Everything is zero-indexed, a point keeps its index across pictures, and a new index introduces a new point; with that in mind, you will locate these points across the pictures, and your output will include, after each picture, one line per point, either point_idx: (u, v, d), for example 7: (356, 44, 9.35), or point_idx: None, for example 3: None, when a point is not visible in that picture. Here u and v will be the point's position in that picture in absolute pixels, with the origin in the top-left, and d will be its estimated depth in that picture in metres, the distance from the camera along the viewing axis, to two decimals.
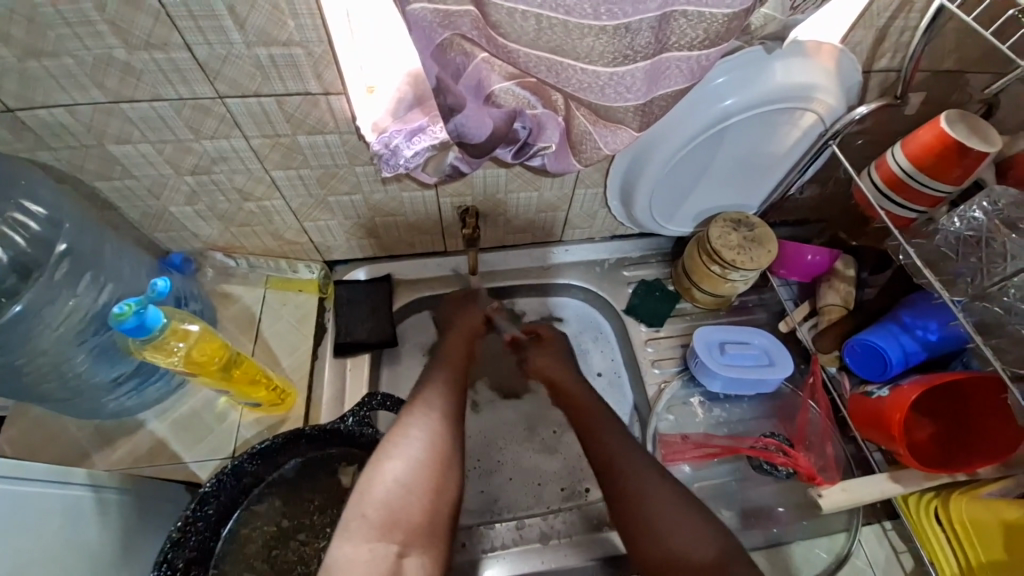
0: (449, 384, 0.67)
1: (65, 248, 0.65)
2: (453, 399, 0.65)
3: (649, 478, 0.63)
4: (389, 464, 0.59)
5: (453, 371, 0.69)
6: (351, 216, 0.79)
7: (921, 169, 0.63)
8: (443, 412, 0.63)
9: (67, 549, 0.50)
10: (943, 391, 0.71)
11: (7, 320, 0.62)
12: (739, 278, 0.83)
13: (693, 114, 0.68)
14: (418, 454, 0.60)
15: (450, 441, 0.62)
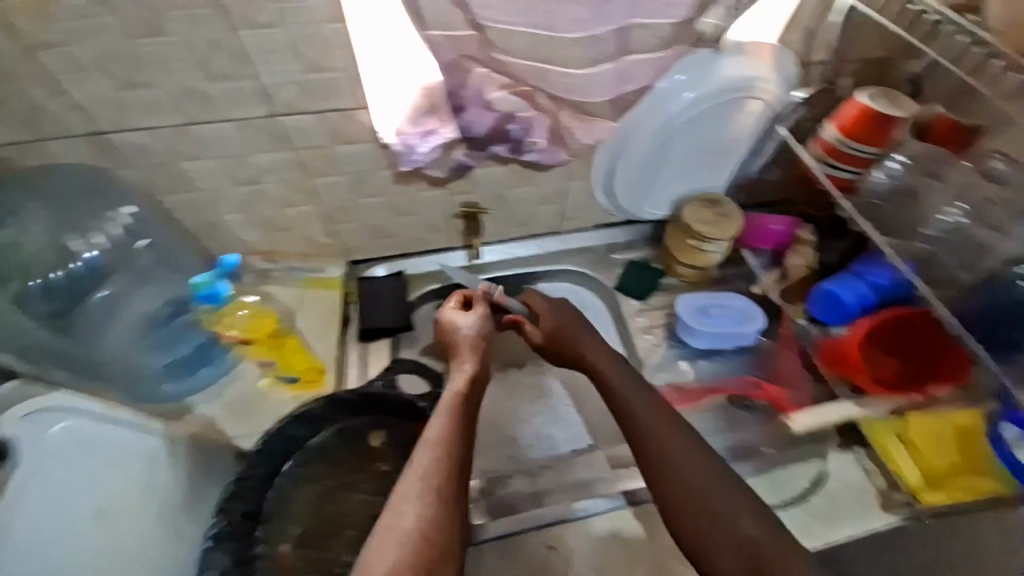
0: (444, 450, 0.60)
1: (147, 242, 0.80)
2: (437, 470, 0.59)
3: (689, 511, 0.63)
4: (381, 550, 0.53)
5: (438, 446, 0.61)
6: (374, 218, 0.91)
7: (851, 137, 0.75)
8: (421, 485, 0.57)
9: (140, 489, 0.66)
10: (897, 329, 0.81)
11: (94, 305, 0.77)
12: (713, 248, 0.97)
13: (658, 108, 0.81)
14: (399, 534, 0.54)
15: (431, 521, 0.55)
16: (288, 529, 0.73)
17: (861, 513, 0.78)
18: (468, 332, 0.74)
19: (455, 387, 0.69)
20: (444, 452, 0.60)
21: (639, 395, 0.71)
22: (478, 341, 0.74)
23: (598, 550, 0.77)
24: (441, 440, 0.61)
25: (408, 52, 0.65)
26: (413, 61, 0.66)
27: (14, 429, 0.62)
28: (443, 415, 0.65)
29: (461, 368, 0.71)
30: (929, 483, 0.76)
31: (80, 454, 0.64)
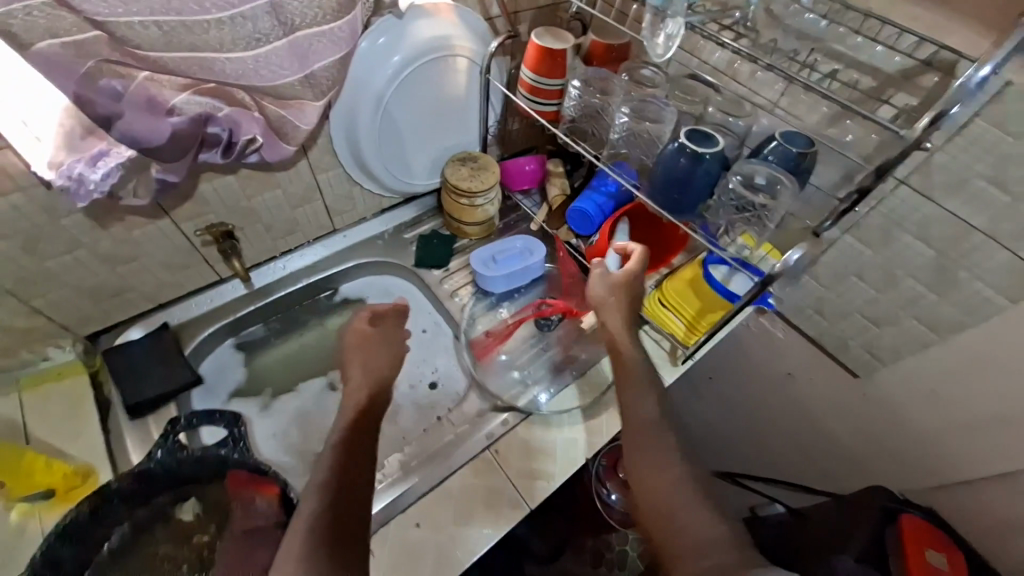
0: (329, 474, 0.62)
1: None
2: (336, 475, 0.62)
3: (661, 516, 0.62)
4: None
5: (336, 453, 0.65)
6: (87, 276, 0.76)
7: (539, 74, 0.83)
8: (318, 497, 0.59)
9: None
10: (634, 222, 0.96)
11: None
12: (484, 202, 1.01)
13: (367, 78, 0.82)
14: (303, 531, 0.56)
15: (330, 514, 0.57)
16: None
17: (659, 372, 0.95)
18: (372, 350, 0.87)
19: (347, 412, 0.73)
20: (329, 472, 0.62)
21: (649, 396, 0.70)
22: (381, 358, 0.86)
23: (457, 508, 0.76)
24: (328, 466, 0.63)
25: (10, 77, 0.54)
26: (24, 83, 0.55)
27: None
28: (330, 446, 0.66)
29: (354, 398, 0.76)
30: (691, 329, 0.90)
31: None
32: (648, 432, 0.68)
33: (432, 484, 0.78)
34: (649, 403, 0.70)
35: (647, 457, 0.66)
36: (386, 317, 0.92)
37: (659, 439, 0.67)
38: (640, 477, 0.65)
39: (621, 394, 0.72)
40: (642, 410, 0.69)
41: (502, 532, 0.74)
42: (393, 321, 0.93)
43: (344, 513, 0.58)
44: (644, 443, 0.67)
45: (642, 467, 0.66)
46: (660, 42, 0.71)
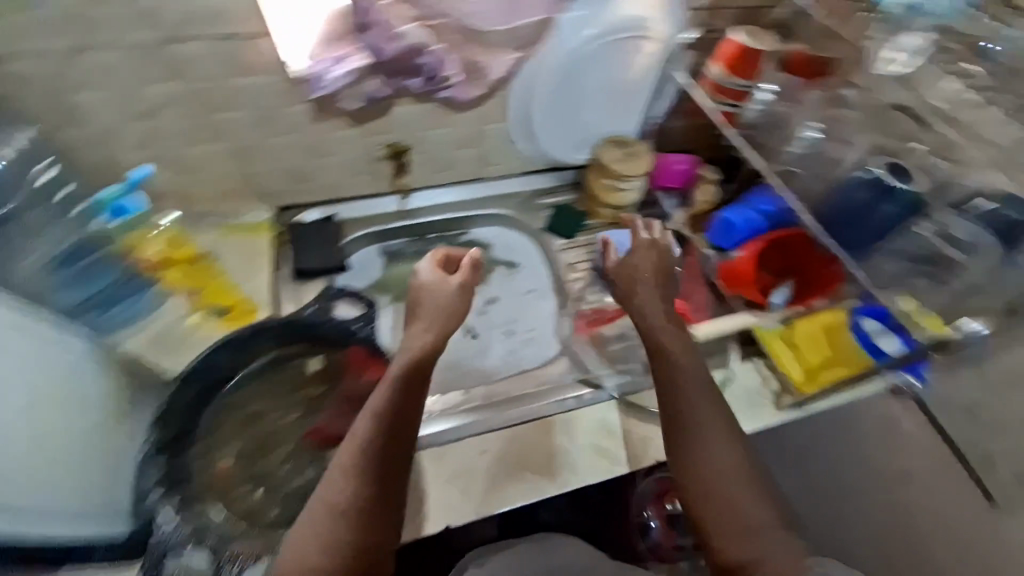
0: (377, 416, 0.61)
1: (50, 164, 0.77)
2: (387, 418, 0.61)
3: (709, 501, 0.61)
4: (317, 519, 0.57)
5: (385, 396, 0.62)
6: (288, 158, 0.91)
7: (725, 71, 0.85)
8: (366, 436, 0.60)
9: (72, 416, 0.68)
10: (781, 248, 0.93)
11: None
12: (627, 187, 1.04)
13: (558, 46, 0.86)
14: (351, 456, 0.59)
15: (375, 458, 0.59)
16: (223, 448, 0.75)
17: (753, 410, 0.91)
18: (446, 295, 0.69)
19: (408, 355, 0.65)
20: (381, 407, 0.62)
21: (697, 374, 0.66)
22: (457, 310, 0.68)
23: (518, 454, 0.81)
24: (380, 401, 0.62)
25: None
26: None
27: None
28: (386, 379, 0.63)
29: (419, 338, 0.66)
30: (809, 378, 0.86)
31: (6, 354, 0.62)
32: (699, 419, 0.64)
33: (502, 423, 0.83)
34: (702, 391, 0.65)
35: (701, 437, 0.63)
36: (464, 268, 0.71)
37: (708, 417, 0.64)
38: (688, 458, 0.63)
39: (672, 373, 0.66)
40: (695, 386, 0.66)
41: (557, 488, 0.79)
42: (466, 276, 0.70)
43: (389, 457, 0.60)
44: (698, 426, 0.64)
45: (695, 444, 0.63)
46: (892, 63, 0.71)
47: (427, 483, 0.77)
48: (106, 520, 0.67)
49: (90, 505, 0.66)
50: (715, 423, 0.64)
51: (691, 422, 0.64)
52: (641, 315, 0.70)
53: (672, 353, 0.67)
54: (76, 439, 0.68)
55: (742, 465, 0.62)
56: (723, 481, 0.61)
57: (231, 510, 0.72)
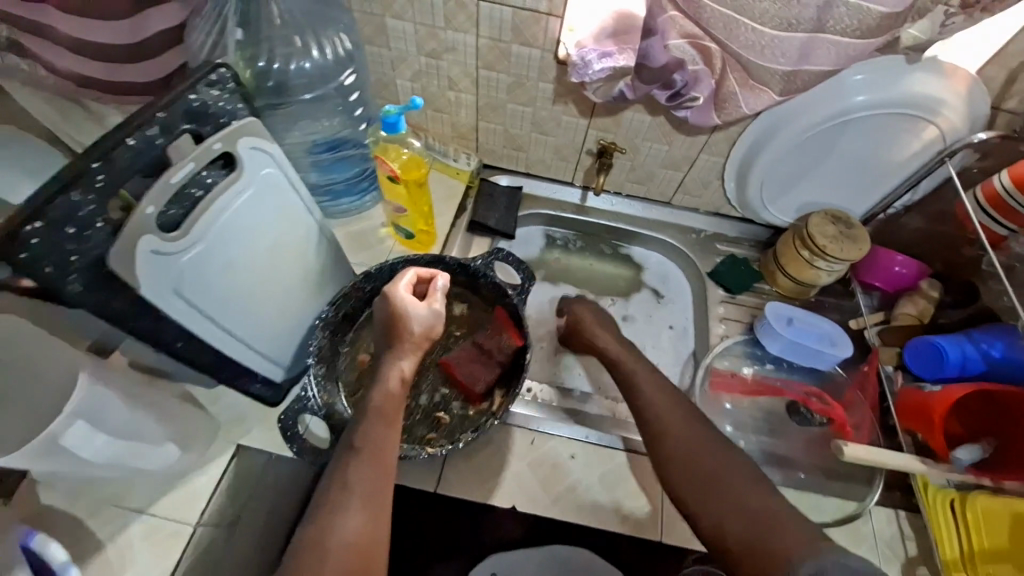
0: (382, 394, 0.64)
1: (353, 72, 0.86)
2: (367, 444, 0.60)
3: (708, 504, 0.61)
4: (338, 505, 0.55)
5: (374, 421, 0.62)
6: (516, 125, 0.99)
7: (1020, 190, 0.71)
8: (349, 467, 0.58)
9: (272, 280, 0.66)
10: (984, 399, 0.79)
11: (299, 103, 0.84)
12: (824, 267, 0.94)
13: (827, 101, 0.80)
14: (369, 438, 0.60)
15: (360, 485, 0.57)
16: (367, 344, 0.85)
17: (879, 563, 0.75)
18: (421, 316, 0.70)
19: (386, 387, 0.65)
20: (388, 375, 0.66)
21: (656, 392, 0.71)
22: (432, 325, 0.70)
23: (606, 475, 0.80)
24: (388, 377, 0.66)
25: None
26: None
27: (244, 155, 0.57)
28: (394, 357, 0.67)
29: (396, 364, 0.67)
30: (966, 561, 0.72)
31: (279, 202, 0.64)
32: (675, 431, 0.67)
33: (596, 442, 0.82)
34: (667, 402, 0.70)
35: (683, 442, 0.66)
36: (437, 295, 0.72)
37: (689, 433, 0.66)
38: (682, 471, 0.64)
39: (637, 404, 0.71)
40: (659, 403, 0.70)
41: (628, 530, 0.76)
42: (437, 303, 0.71)
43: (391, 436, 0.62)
44: (680, 437, 0.66)
45: (673, 446, 0.66)
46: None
47: (513, 457, 0.80)
48: (274, 365, 0.73)
49: (269, 352, 0.72)
50: (691, 424, 0.67)
51: (671, 438, 0.66)
52: (631, 391, 0.73)
53: (660, 422, 0.68)
54: (278, 298, 0.69)
55: (732, 457, 0.64)
56: (711, 467, 0.63)
57: (356, 400, 0.80)
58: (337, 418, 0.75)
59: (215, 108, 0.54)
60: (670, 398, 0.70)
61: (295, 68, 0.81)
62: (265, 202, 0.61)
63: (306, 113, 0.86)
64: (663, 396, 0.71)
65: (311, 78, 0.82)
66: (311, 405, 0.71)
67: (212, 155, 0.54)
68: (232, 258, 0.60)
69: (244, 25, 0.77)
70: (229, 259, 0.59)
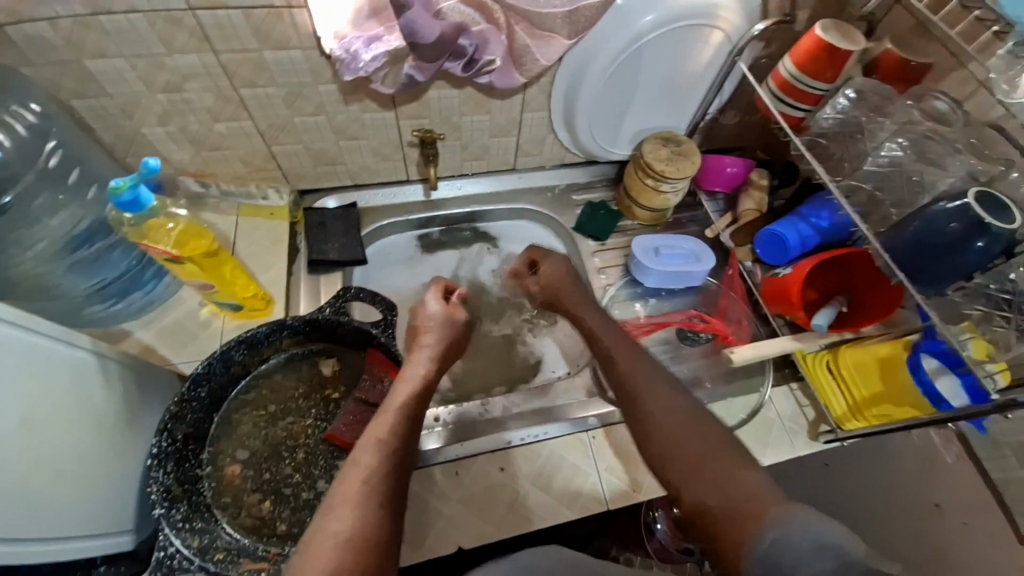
0: (410, 383, 0.62)
1: (55, 147, 0.70)
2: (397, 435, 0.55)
3: (671, 452, 0.53)
4: (349, 492, 0.49)
5: (398, 412, 0.58)
6: (316, 139, 0.85)
7: (804, 72, 0.74)
8: (378, 455, 0.52)
9: (42, 456, 0.52)
10: (831, 263, 0.84)
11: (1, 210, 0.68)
12: (669, 189, 0.95)
13: (619, 29, 0.77)
14: (388, 421, 0.56)
15: (388, 477, 0.51)
16: (233, 452, 0.72)
17: (789, 439, 0.82)
18: (448, 326, 0.71)
19: (410, 381, 0.62)
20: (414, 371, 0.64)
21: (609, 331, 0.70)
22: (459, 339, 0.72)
23: (541, 472, 0.77)
24: (416, 372, 0.64)
25: None
26: None
27: None
28: (421, 354, 0.67)
29: (419, 365, 0.65)
30: (853, 411, 0.80)
31: (8, 358, 0.48)
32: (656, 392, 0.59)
33: (516, 443, 0.79)
34: (646, 369, 0.62)
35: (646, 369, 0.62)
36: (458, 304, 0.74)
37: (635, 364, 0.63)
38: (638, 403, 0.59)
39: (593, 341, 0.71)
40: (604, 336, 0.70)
41: (577, 514, 0.74)
42: (462, 311, 0.73)
43: (418, 420, 0.59)
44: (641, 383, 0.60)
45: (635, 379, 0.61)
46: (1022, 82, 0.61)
47: (442, 500, 0.73)
48: (111, 537, 0.62)
49: (97, 526, 0.59)
50: (668, 394, 0.58)
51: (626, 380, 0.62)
52: (593, 335, 0.71)
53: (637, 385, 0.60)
54: (70, 460, 0.55)
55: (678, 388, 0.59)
56: (694, 449, 0.52)
57: (241, 520, 0.69)
58: (220, 557, 0.62)
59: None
60: (652, 364, 0.63)
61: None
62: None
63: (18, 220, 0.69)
64: (637, 364, 0.63)
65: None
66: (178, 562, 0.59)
67: None
68: None
69: None
70: None
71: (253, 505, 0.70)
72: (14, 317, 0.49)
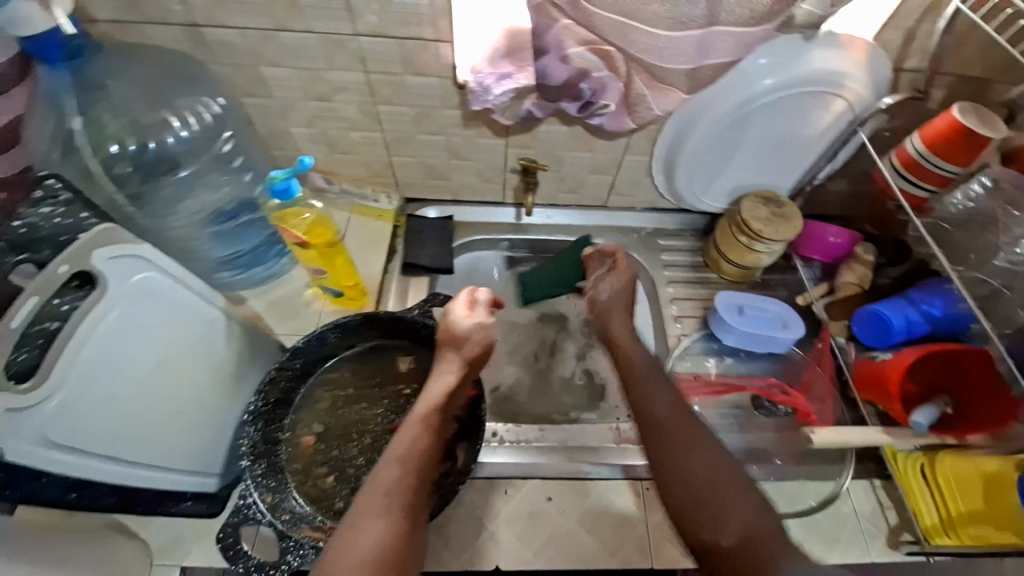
0: (431, 400, 0.65)
1: (229, 136, 0.83)
2: (416, 454, 0.59)
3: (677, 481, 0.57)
4: (370, 509, 0.53)
5: (421, 429, 0.62)
6: (430, 155, 0.93)
7: (934, 153, 0.71)
8: (399, 470, 0.57)
9: (168, 399, 0.61)
10: (943, 360, 0.76)
11: (174, 182, 0.80)
12: (764, 249, 0.93)
13: (735, 89, 0.79)
14: (410, 439, 0.60)
15: (401, 499, 0.55)
16: (309, 424, 0.79)
17: (863, 543, 0.73)
18: (473, 339, 0.71)
19: (432, 399, 0.65)
20: (437, 386, 0.67)
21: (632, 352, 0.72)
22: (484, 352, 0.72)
23: (586, 510, 0.76)
24: (441, 388, 0.67)
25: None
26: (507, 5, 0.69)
27: (102, 269, 0.51)
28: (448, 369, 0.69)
29: (444, 379, 0.68)
30: (946, 526, 0.72)
31: (161, 305, 0.58)
32: (671, 423, 0.61)
33: (568, 476, 0.79)
34: (661, 398, 0.64)
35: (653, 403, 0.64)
36: (483, 311, 0.74)
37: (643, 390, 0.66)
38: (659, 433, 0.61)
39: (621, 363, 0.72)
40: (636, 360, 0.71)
41: (617, 564, 0.73)
42: (485, 320, 0.73)
43: (439, 438, 0.63)
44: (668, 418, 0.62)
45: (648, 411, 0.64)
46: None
47: (486, 515, 0.75)
48: (206, 478, 0.68)
49: (197, 465, 0.66)
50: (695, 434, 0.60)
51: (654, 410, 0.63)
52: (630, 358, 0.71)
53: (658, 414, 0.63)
54: (191, 400, 0.64)
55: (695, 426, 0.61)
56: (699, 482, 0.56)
57: (307, 488, 0.74)
58: (285, 518, 0.69)
59: (52, 226, 0.54)
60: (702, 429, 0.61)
61: (156, 146, 0.77)
62: (151, 309, 0.57)
63: (183, 193, 0.81)
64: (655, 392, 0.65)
65: (177, 153, 0.78)
66: (254, 513, 0.65)
67: (59, 281, 0.48)
68: (118, 369, 0.54)
69: (86, 115, 0.72)
70: (114, 368, 0.53)
71: (320, 477, 0.75)
72: (175, 273, 0.59)
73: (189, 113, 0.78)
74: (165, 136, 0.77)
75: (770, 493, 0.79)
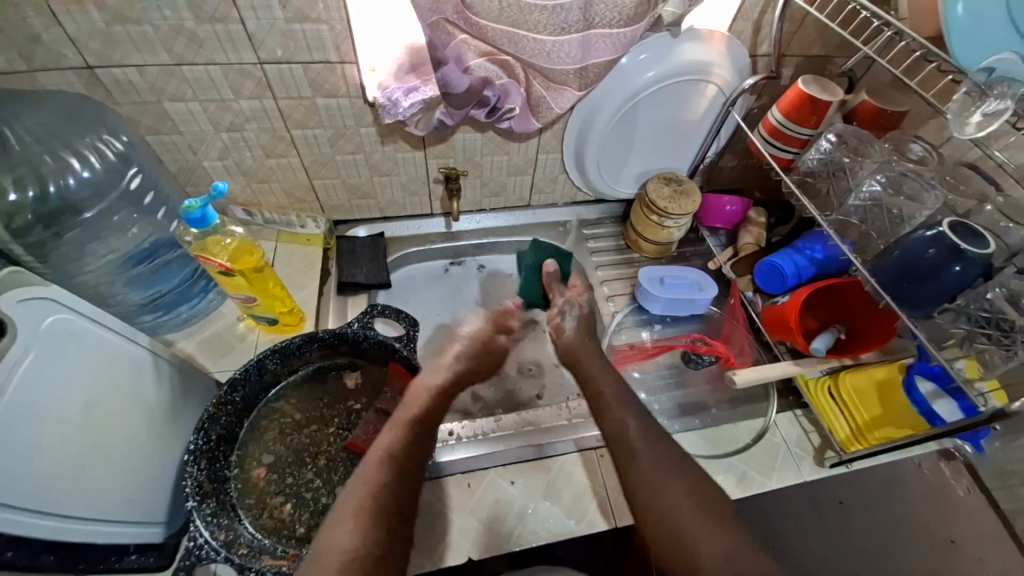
0: (413, 406, 0.73)
1: (136, 172, 0.81)
2: (399, 451, 0.65)
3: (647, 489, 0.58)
4: (347, 506, 0.58)
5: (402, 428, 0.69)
6: (353, 175, 0.95)
7: (789, 119, 0.83)
8: (379, 468, 0.62)
9: (103, 442, 0.58)
10: (831, 295, 0.89)
11: (81, 224, 0.77)
12: (673, 224, 1.02)
13: (622, 84, 0.88)
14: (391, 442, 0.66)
15: (384, 493, 0.60)
16: (259, 455, 0.77)
17: (796, 464, 0.83)
18: (474, 347, 0.87)
19: (413, 400, 0.74)
20: (420, 394, 0.75)
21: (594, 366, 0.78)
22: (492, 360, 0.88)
23: (550, 485, 0.80)
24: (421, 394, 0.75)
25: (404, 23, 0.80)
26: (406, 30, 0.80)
27: (11, 313, 0.48)
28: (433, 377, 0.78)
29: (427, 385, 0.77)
30: (857, 435, 0.82)
31: (81, 346, 0.56)
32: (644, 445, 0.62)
33: (529, 458, 0.83)
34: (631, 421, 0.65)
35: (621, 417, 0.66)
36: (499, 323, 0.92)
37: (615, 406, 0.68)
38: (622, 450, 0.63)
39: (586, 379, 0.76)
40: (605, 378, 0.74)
41: (585, 529, 0.76)
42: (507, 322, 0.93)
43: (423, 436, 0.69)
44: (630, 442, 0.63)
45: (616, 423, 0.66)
46: (973, 121, 0.62)
47: (455, 510, 0.76)
48: (145, 526, 0.65)
49: (135, 512, 0.63)
50: (656, 447, 0.62)
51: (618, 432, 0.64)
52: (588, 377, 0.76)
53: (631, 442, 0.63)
54: (127, 440, 0.62)
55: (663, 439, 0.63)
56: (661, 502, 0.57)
57: (262, 522, 0.72)
58: (243, 551, 0.64)
59: None
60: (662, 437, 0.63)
61: (56, 189, 0.74)
62: (73, 352, 0.55)
63: (93, 233, 0.78)
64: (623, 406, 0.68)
65: (83, 197, 0.77)
66: (207, 552, 0.61)
67: None
68: (49, 418, 0.51)
69: None
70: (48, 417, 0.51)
71: (277, 506, 0.73)
72: (88, 310, 0.57)
73: (92, 150, 0.76)
74: (67, 177, 0.75)
75: (710, 437, 0.87)
